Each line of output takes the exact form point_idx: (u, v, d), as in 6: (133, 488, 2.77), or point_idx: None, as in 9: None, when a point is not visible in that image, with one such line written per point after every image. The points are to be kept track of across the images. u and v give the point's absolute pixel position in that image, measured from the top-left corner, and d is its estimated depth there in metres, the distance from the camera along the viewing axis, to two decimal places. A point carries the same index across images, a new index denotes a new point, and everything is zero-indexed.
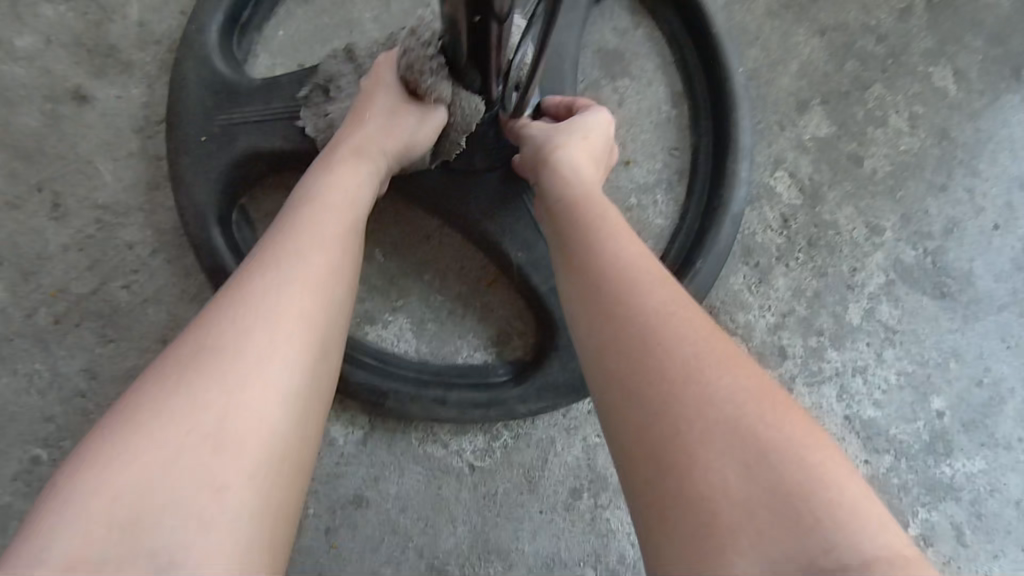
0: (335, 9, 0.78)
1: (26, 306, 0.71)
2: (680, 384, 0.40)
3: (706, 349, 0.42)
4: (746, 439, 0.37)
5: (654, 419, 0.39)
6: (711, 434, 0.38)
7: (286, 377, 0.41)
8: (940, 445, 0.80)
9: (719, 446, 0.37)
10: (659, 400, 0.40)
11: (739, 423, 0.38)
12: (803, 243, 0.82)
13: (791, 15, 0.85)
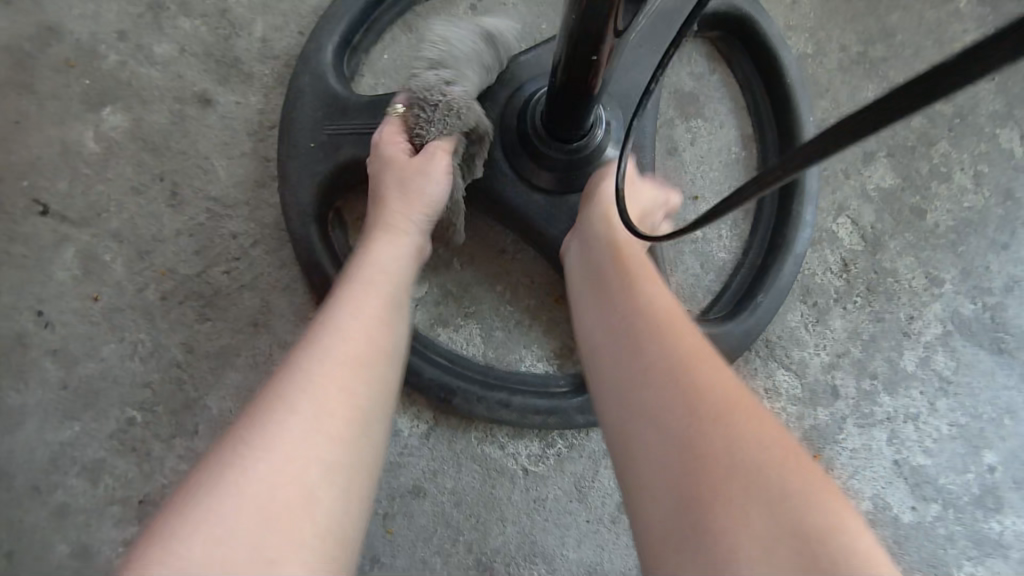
0: (434, 38, 0.85)
1: (138, 281, 0.79)
2: (714, 438, 0.41)
3: (714, 375, 0.45)
4: (742, 456, 0.40)
5: (653, 430, 0.43)
6: (712, 448, 0.41)
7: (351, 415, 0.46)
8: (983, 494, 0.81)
9: (755, 503, 0.38)
10: (653, 411, 0.44)
11: (760, 471, 0.39)
12: (862, 287, 0.84)
13: (859, 70, 0.89)
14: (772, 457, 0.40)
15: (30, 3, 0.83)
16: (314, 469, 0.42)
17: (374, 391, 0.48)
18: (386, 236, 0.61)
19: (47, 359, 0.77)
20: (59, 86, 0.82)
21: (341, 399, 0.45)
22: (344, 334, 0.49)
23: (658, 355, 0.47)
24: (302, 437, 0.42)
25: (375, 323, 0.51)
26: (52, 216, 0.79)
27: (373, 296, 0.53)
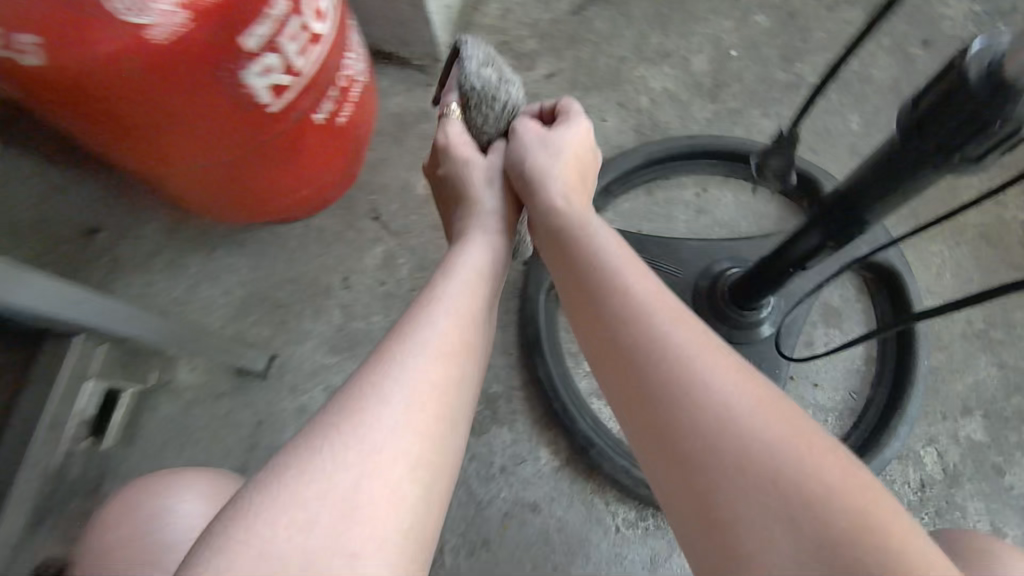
0: (664, 203, 1.18)
1: (413, 283, 1.15)
2: (710, 460, 0.49)
3: (750, 422, 0.50)
4: (776, 497, 0.47)
5: (698, 481, 0.49)
6: (751, 489, 0.47)
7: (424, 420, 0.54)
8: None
9: (740, 509, 0.47)
10: (699, 459, 0.50)
11: (755, 482, 0.48)
12: (931, 510, 1.02)
13: (980, 341, 1.09)
14: (765, 476, 0.48)
15: (419, 94, 1.25)
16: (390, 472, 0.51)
17: (447, 422, 0.56)
18: (460, 254, 0.71)
19: (337, 308, 1.13)
20: (417, 148, 1.23)
21: (421, 412, 0.54)
22: (429, 359, 0.58)
23: (681, 389, 0.52)
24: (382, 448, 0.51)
25: (452, 358, 0.59)
26: (379, 223, 1.18)
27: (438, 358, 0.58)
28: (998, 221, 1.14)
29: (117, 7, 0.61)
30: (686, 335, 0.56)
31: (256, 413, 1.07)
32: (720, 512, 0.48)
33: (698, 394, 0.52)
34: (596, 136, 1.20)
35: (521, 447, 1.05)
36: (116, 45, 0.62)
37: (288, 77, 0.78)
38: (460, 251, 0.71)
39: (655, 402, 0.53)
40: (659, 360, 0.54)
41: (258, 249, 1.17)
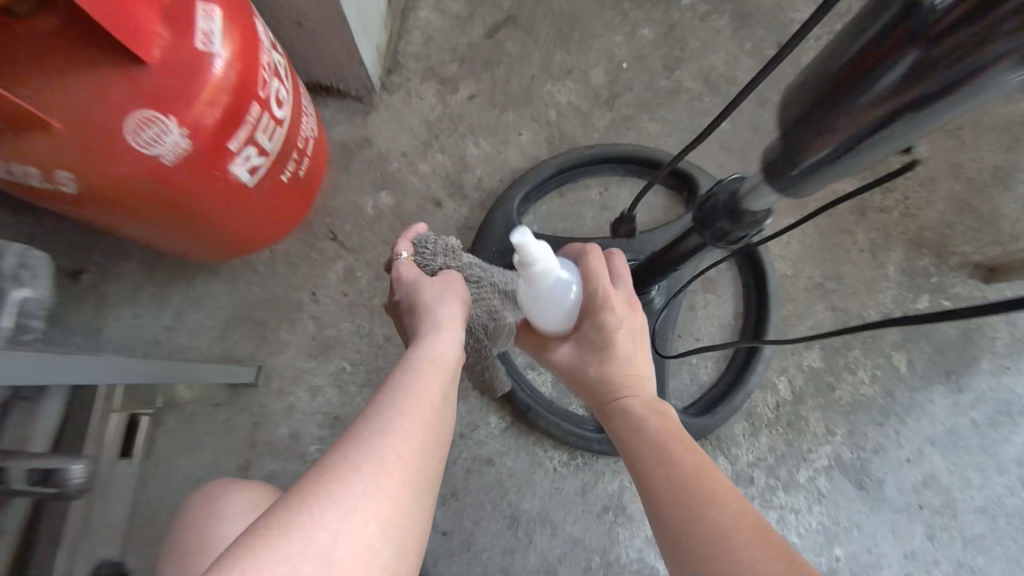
0: (575, 204, 1.42)
1: (371, 291, 1.34)
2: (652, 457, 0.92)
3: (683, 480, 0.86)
4: (681, 519, 0.81)
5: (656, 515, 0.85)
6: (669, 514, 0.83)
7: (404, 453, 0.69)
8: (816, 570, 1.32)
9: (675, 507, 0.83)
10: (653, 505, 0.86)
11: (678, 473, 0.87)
12: (784, 423, 1.36)
13: (819, 293, 1.43)
14: (685, 470, 0.87)
15: (360, 120, 1.42)
16: (399, 468, 0.67)
17: (412, 484, 0.68)
18: (439, 335, 0.89)
19: (309, 320, 1.33)
20: (362, 171, 1.40)
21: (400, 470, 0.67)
22: (418, 400, 0.76)
23: (654, 436, 0.94)
24: (405, 450, 0.69)
25: (432, 404, 0.77)
26: (336, 242, 1.36)
27: (436, 375, 0.82)
28: (833, 194, 1.46)
29: (140, 142, 0.81)
30: (631, 376, 1.03)
31: (251, 416, 1.29)
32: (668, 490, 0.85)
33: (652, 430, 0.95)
34: (516, 147, 1.43)
35: (475, 415, 1.32)
36: (138, 166, 0.83)
37: (264, 157, 0.99)
38: (426, 339, 0.89)
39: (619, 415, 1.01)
40: (635, 416, 0.99)
41: (233, 276, 1.35)
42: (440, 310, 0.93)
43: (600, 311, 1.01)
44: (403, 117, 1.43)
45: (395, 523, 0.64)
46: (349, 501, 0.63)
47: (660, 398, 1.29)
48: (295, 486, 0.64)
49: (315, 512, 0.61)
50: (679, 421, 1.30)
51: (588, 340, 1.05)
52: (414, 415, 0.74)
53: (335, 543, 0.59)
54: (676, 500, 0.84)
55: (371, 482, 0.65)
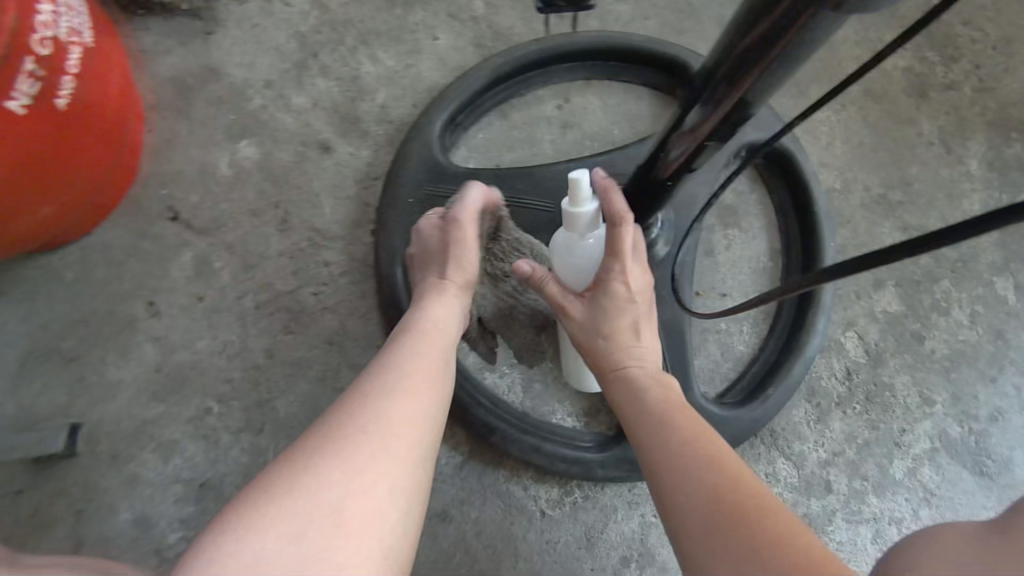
0: (524, 128, 0.99)
1: (238, 290, 0.91)
2: (663, 459, 0.58)
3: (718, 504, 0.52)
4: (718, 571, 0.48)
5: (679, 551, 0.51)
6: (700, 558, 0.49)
7: (393, 435, 0.56)
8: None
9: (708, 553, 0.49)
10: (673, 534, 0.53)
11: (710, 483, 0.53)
12: (861, 397, 0.94)
13: (881, 210, 1.01)
14: (719, 475, 0.54)
15: (199, 44, 0.97)
16: (409, 432, 0.57)
17: (413, 457, 0.56)
18: (441, 297, 0.72)
19: (148, 344, 0.89)
20: (208, 116, 0.95)
21: (400, 442, 0.56)
22: (415, 365, 0.63)
23: (666, 426, 0.61)
24: (410, 413, 0.58)
25: (441, 360, 0.66)
26: (178, 222, 0.91)
27: (440, 338, 0.68)
28: (871, 55, 1.03)
29: None
30: (633, 343, 0.68)
31: (72, 502, 0.85)
32: (705, 512, 0.52)
33: (666, 418, 0.61)
34: (430, 57, 0.99)
35: None
36: None
37: None
38: (428, 300, 0.72)
39: (619, 396, 0.67)
40: (638, 397, 0.65)
41: (26, 292, 0.89)
42: (450, 266, 0.74)
43: (613, 276, 0.66)
44: (262, 35, 0.98)
45: (401, 496, 0.53)
46: (358, 463, 0.53)
47: (687, 383, 0.86)
48: (310, 443, 0.55)
49: (319, 470, 0.52)
50: (718, 415, 0.86)
51: (601, 311, 0.68)
52: (418, 373, 0.63)
53: (350, 498, 0.51)
54: (720, 528, 0.50)
55: (379, 444, 0.55)
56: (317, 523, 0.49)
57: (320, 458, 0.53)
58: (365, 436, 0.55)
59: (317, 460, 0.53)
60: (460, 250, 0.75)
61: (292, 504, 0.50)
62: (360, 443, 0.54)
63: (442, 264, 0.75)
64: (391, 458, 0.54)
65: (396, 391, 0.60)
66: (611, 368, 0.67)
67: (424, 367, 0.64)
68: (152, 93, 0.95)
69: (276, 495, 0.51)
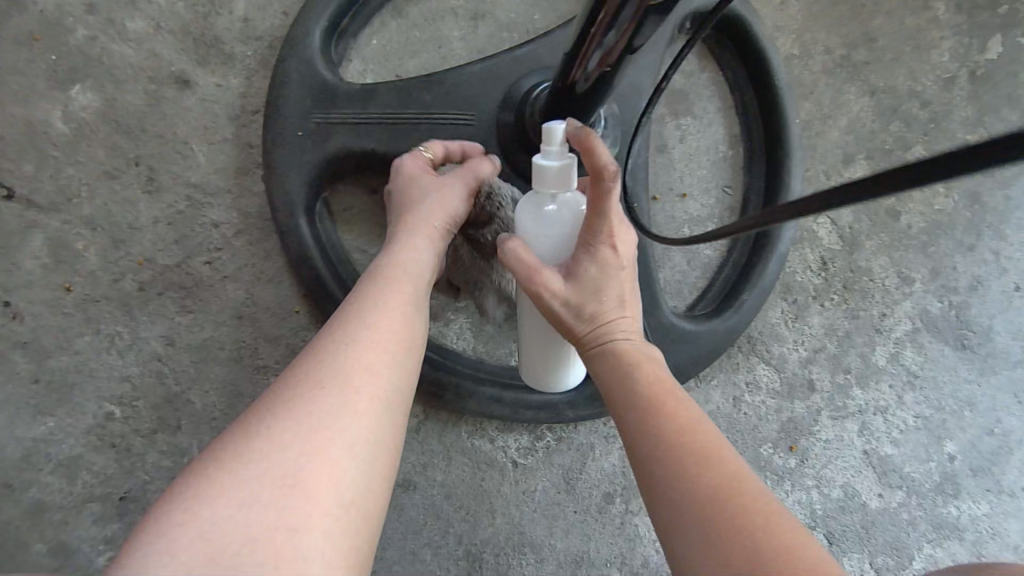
0: (426, 25, 0.81)
1: (113, 271, 0.75)
2: (653, 461, 0.49)
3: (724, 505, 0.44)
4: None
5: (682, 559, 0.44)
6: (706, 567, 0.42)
7: (357, 393, 0.46)
8: (930, 488, 0.84)
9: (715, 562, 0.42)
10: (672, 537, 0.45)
11: (709, 494, 0.45)
12: (839, 286, 0.86)
13: (845, 73, 0.89)
14: (717, 484, 0.46)
15: None
16: (371, 388, 0.47)
17: (381, 416, 0.47)
18: (412, 235, 0.61)
19: (16, 352, 0.74)
20: (20, 61, 0.75)
21: (367, 400, 0.47)
22: (381, 308, 0.53)
23: (658, 415, 0.51)
24: (377, 366, 0.49)
25: (410, 299, 0.55)
26: (16, 200, 0.74)
27: (407, 283, 0.57)
28: None
29: None
30: (615, 310, 0.57)
31: None
32: (703, 534, 0.44)
33: (655, 404, 0.52)
34: None
35: None
36: None
37: None
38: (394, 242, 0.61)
39: (603, 370, 0.56)
40: (626, 376, 0.55)
41: None
42: (430, 212, 0.63)
43: (600, 240, 0.55)
44: None
45: (366, 455, 0.44)
46: (316, 423, 0.44)
47: (655, 300, 0.76)
48: (263, 402, 0.46)
49: (267, 440, 0.43)
50: (692, 331, 0.77)
51: (586, 280, 0.56)
52: (387, 319, 0.52)
53: (304, 459, 0.42)
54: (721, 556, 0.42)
55: (338, 400, 0.46)
56: (264, 506, 0.40)
57: (270, 428, 0.43)
58: (323, 397, 0.45)
59: (266, 432, 0.43)
60: (439, 185, 0.66)
61: (233, 481, 0.41)
62: (315, 406, 0.45)
63: (422, 194, 0.66)
64: (354, 420, 0.45)
65: (362, 338, 0.50)
66: (592, 343, 0.57)
67: (394, 306, 0.54)
68: None
69: (218, 473, 0.41)
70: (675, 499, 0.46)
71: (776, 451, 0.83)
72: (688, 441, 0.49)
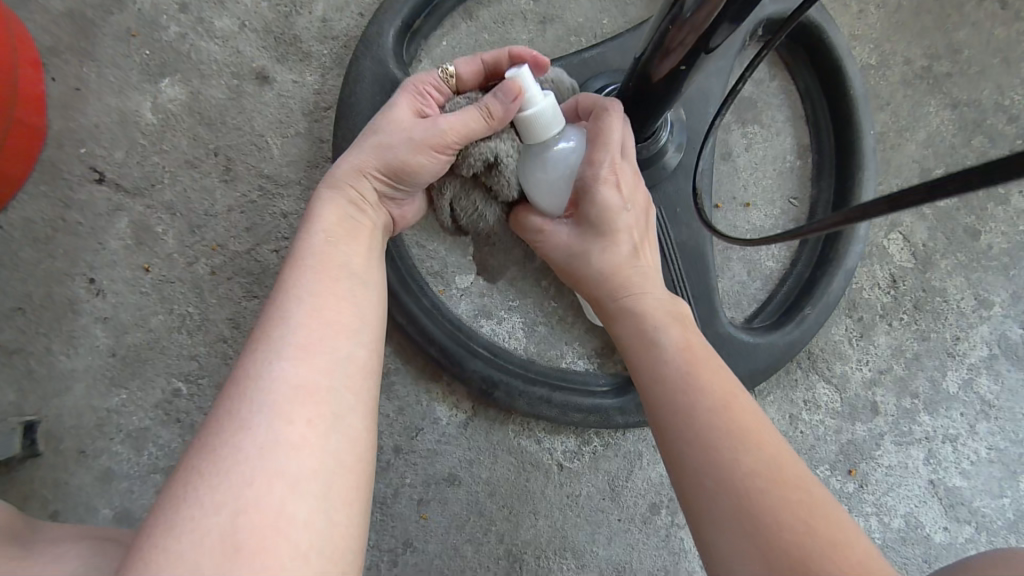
0: (495, 28, 0.83)
1: (188, 255, 0.79)
2: (682, 424, 0.46)
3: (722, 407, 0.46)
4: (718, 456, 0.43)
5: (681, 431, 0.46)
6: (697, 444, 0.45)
7: (305, 374, 0.41)
8: (1001, 526, 0.79)
9: (701, 436, 0.45)
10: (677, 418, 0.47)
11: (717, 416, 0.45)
12: (909, 305, 0.82)
13: (925, 84, 0.86)
14: (725, 413, 0.46)
15: None
16: (303, 402, 0.40)
17: (329, 398, 0.41)
18: (356, 177, 0.53)
19: (97, 326, 0.78)
20: (117, 55, 0.81)
21: (305, 385, 0.40)
22: (319, 277, 0.46)
23: (686, 402, 0.47)
24: (305, 373, 0.41)
25: (340, 283, 0.47)
26: (106, 183, 0.79)
27: (346, 247, 0.50)
28: None
29: None
30: (629, 261, 0.57)
31: (45, 503, 0.75)
32: (747, 521, 0.40)
33: (686, 386, 0.48)
34: None
35: (411, 414, 0.79)
36: None
37: None
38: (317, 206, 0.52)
39: (631, 353, 0.54)
40: (653, 353, 0.51)
41: None
42: (393, 140, 0.53)
43: (601, 179, 0.56)
44: None
45: (311, 487, 0.37)
46: (240, 470, 0.36)
47: (713, 312, 0.74)
48: (183, 460, 0.38)
49: (213, 463, 0.36)
50: (750, 343, 0.75)
51: (590, 227, 0.57)
52: (311, 315, 0.44)
53: (236, 526, 0.34)
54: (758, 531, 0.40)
55: (265, 432, 0.38)
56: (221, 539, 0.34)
57: (219, 449, 0.37)
58: (265, 391, 0.39)
59: (215, 456, 0.37)
60: (408, 116, 0.55)
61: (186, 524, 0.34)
62: (258, 407, 0.39)
63: (393, 121, 0.54)
64: (308, 405, 0.40)
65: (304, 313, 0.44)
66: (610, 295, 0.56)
67: (336, 270, 0.47)
68: (46, 34, 0.80)
69: (170, 513, 0.35)
70: (718, 474, 0.43)
71: (834, 473, 0.80)
72: (731, 421, 0.45)
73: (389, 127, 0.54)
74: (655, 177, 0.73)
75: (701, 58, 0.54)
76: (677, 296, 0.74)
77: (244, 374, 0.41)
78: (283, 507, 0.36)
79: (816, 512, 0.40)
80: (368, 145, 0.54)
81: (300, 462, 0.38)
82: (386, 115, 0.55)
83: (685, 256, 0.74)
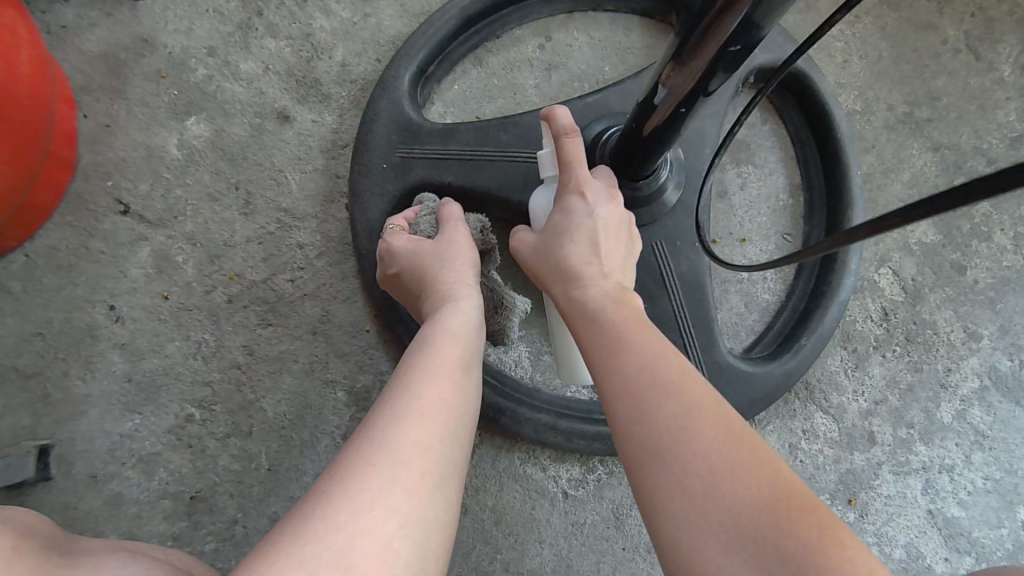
0: (503, 74, 0.89)
1: (206, 283, 0.82)
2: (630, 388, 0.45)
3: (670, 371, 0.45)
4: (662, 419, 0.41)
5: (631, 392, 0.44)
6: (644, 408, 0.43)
7: (422, 432, 0.43)
8: (1001, 557, 0.80)
9: (645, 399, 0.43)
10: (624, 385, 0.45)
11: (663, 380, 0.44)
12: (901, 338, 0.85)
13: (907, 129, 0.91)
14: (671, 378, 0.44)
15: (126, 12, 0.87)
16: (420, 457, 0.41)
17: (444, 462, 0.43)
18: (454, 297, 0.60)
19: (114, 352, 0.80)
20: (148, 94, 0.86)
21: (427, 441, 0.43)
22: (438, 370, 0.49)
23: (633, 368, 0.46)
24: (425, 433, 0.43)
25: (456, 371, 0.50)
26: (130, 215, 0.83)
27: (463, 344, 0.54)
28: None
29: None
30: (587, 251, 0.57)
31: None
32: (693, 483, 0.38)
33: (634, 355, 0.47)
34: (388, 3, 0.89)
35: None
36: None
37: None
38: (438, 312, 0.58)
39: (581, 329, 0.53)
40: (602, 328, 0.51)
41: None
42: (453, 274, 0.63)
43: (569, 192, 0.60)
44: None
45: (416, 533, 0.38)
46: (363, 499, 0.38)
47: (712, 341, 0.77)
48: (310, 489, 0.40)
49: (339, 492, 0.38)
50: (749, 372, 0.78)
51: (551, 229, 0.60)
52: (431, 390, 0.47)
53: (352, 549, 0.36)
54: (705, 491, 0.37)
55: (388, 471, 0.40)
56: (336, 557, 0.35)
57: (345, 480, 0.39)
58: (398, 440, 0.42)
59: (342, 484, 0.39)
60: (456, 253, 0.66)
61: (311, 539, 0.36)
62: (387, 448, 0.41)
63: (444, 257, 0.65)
64: (428, 456, 0.42)
65: (434, 386, 0.47)
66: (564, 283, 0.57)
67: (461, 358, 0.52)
68: (81, 74, 0.85)
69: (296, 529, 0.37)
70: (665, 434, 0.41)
71: (834, 503, 0.81)
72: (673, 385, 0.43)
73: (452, 262, 0.64)
74: (656, 211, 0.77)
75: (695, 103, 0.59)
76: (678, 326, 0.77)
77: (374, 425, 0.43)
78: (393, 541, 0.37)
79: (767, 472, 0.38)
80: (459, 267, 0.64)
81: (416, 509, 0.39)
82: (442, 255, 0.65)
83: (685, 287, 0.77)
